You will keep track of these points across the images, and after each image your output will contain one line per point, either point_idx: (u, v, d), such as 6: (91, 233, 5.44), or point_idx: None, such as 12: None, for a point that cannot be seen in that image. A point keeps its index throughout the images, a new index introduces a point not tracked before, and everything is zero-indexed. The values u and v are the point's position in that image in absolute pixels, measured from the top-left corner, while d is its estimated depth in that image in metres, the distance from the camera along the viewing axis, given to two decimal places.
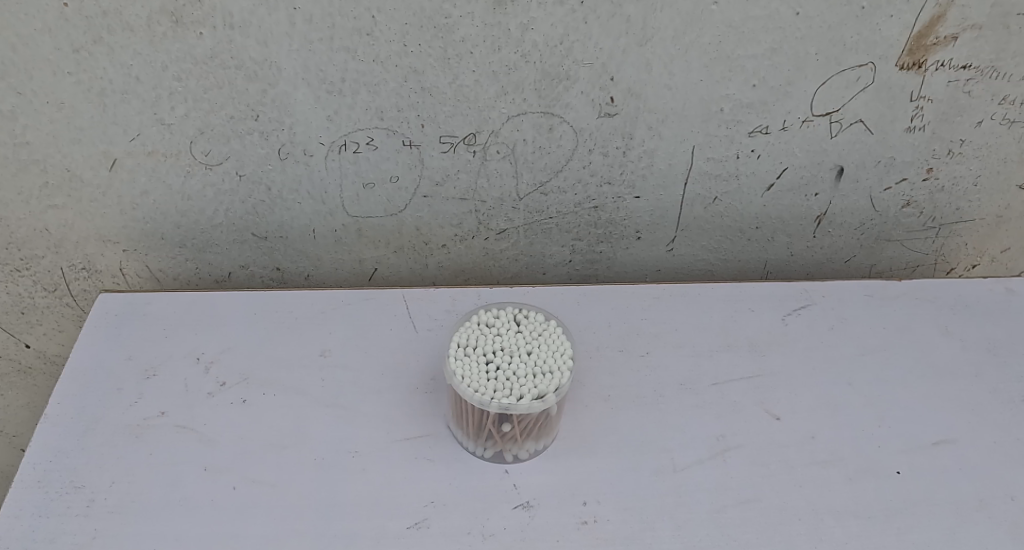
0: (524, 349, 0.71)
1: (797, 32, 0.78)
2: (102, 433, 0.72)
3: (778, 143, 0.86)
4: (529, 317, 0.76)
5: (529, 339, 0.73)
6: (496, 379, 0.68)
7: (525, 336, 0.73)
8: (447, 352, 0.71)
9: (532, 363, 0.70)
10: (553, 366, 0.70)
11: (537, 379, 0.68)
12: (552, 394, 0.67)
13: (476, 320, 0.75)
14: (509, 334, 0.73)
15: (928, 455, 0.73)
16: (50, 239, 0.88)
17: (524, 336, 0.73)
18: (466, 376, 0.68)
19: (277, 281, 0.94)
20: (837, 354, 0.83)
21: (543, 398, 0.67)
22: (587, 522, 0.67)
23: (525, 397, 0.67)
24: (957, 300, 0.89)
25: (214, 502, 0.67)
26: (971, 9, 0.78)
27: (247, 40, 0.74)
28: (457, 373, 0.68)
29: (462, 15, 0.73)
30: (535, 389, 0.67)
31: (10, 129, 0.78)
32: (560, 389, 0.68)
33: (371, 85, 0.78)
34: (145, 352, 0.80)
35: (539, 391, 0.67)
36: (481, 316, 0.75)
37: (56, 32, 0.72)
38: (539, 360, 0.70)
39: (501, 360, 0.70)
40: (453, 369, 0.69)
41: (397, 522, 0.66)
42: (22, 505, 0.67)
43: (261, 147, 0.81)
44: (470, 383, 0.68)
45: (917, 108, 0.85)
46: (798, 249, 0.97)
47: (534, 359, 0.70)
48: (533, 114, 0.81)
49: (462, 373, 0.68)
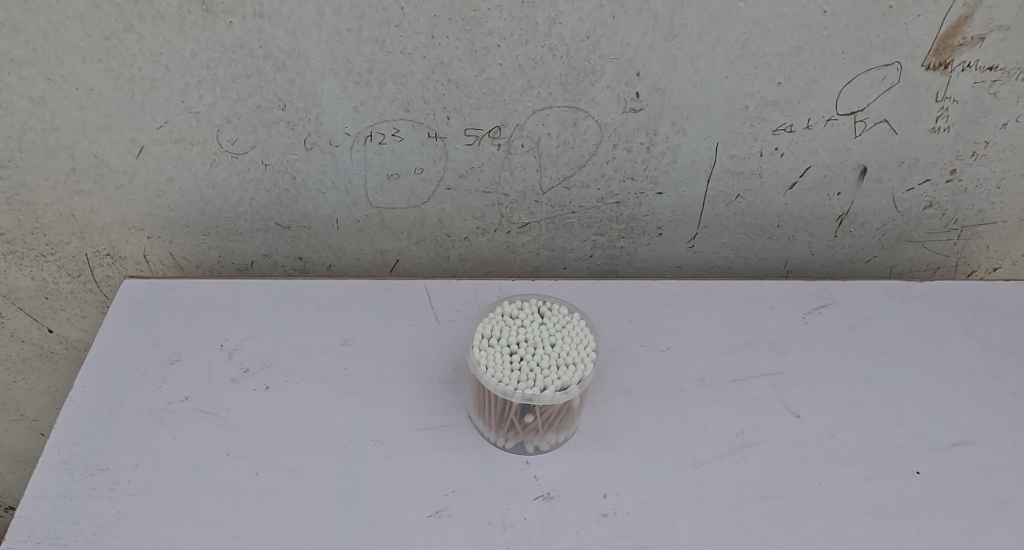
0: (548, 340, 0.72)
1: (824, 30, 0.78)
2: (126, 417, 0.73)
3: (802, 141, 0.86)
4: (552, 309, 0.76)
5: (553, 331, 0.73)
6: (519, 370, 0.69)
7: (549, 328, 0.73)
8: (471, 342, 0.72)
9: (555, 355, 0.70)
10: (576, 358, 0.70)
11: (560, 370, 0.68)
12: (575, 387, 0.68)
13: (500, 312, 0.75)
14: (533, 326, 0.73)
15: (947, 455, 0.73)
16: (76, 224, 0.89)
17: (547, 328, 0.73)
18: (490, 367, 0.69)
19: (299, 271, 0.95)
20: (856, 353, 0.83)
21: (566, 390, 0.67)
22: (606, 514, 0.67)
23: (548, 388, 0.67)
24: (978, 302, 0.89)
25: (236, 487, 0.68)
26: (998, 10, 0.77)
27: (277, 30, 0.74)
28: (480, 364, 0.69)
29: (489, 8, 0.74)
30: (558, 380, 0.68)
31: (39, 115, 0.79)
32: (582, 381, 0.68)
33: (398, 77, 0.78)
34: (168, 338, 0.80)
35: (562, 383, 0.67)
36: (505, 307, 0.75)
37: (87, 19, 0.73)
38: (563, 352, 0.70)
39: (525, 352, 0.70)
40: (476, 359, 0.69)
41: (418, 510, 0.67)
42: (47, 485, 0.67)
43: (287, 137, 0.82)
44: (494, 374, 0.68)
45: (942, 109, 0.85)
46: (819, 248, 0.97)
47: (557, 351, 0.70)
48: (558, 109, 0.81)
49: (485, 363, 0.69)
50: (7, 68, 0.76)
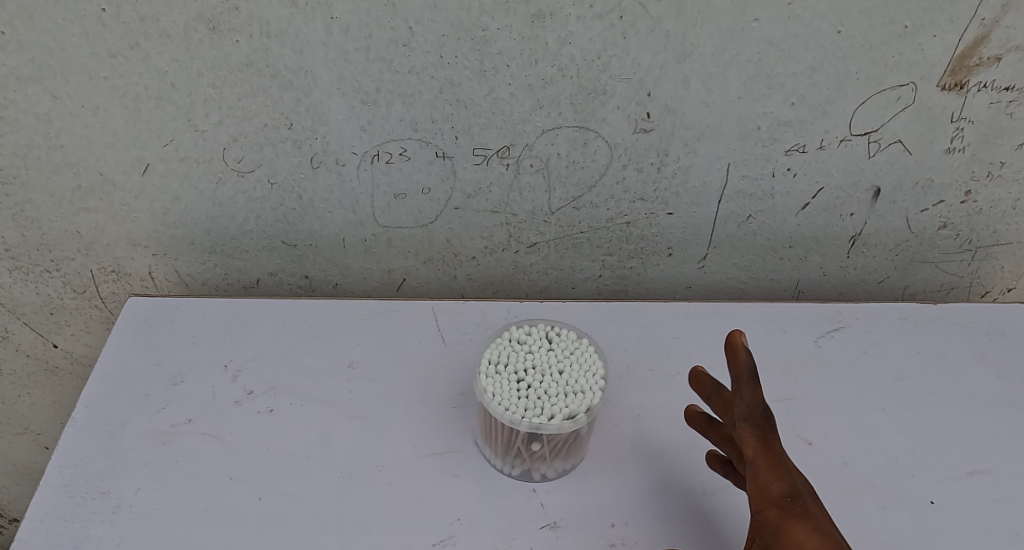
0: (555, 367, 0.71)
1: (838, 51, 0.76)
2: (129, 439, 0.72)
3: (815, 162, 0.85)
4: (560, 334, 0.75)
5: (562, 357, 0.72)
6: (526, 398, 0.68)
7: (557, 353, 0.72)
8: (478, 369, 0.71)
9: (563, 382, 0.69)
10: (584, 386, 0.69)
11: (568, 397, 0.68)
12: (583, 415, 0.66)
13: (507, 337, 0.74)
14: (541, 351, 0.73)
15: (962, 485, 0.72)
16: (81, 241, 0.88)
17: (555, 354, 0.72)
18: (494, 395, 0.68)
19: (305, 289, 0.94)
20: (869, 378, 0.81)
21: (574, 418, 0.66)
22: (614, 544, 0.66)
23: (555, 416, 0.66)
24: (993, 326, 0.88)
25: (240, 511, 0.67)
26: (1016, 31, 0.76)
27: (284, 48, 0.74)
28: (487, 391, 0.68)
29: (499, 27, 0.73)
30: (566, 409, 0.66)
31: (45, 132, 0.78)
32: (590, 409, 0.67)
33: (406, 96, 0.77)
34: (173, 358, 0.79)
35: (569, 411, 0.66)
36: (513, 332, 0.75)
37: (93, 37, 0.72)
38: (570, 380, 0.69)
39: (532, 379, 0.69)
40: (482, 387, 0.69)
41: (423, 538, 0.66)
42: (48, 508, 0.67)
43: (294, 155, 0.81)
44: (501, 402, 0.67)
45: (957, 129, 0.83)
46: (832, 269, 0.96)
47: (565, 379, 0.69)
48: (568, 128, 0.81)
49: (492, 391, 0.68)
50: (13, 85, 0.75)
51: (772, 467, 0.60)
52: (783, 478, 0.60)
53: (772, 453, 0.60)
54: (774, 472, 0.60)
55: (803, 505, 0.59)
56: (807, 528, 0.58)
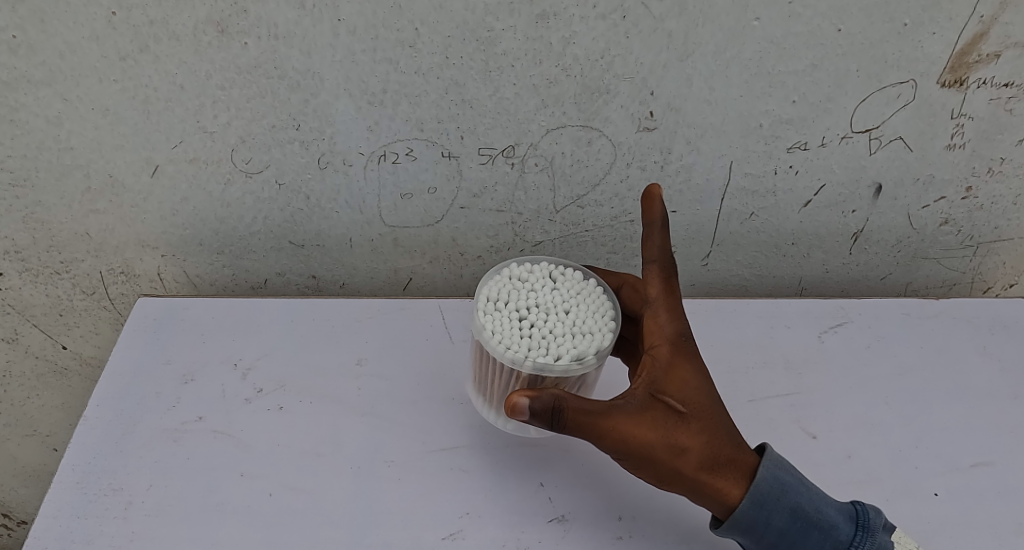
0: (560, 307, 0.70)
1: (838, 48, 0.77)
2: (141, 436, 0.73)
3: (817, 159, 0.86)
4: (562, 273, 0.75)
5: (568, 298, 0.72)
6: (532, 338, 0.67)
7: (560, 293, 0.72)
8: (481, 308, 0.70)
9: (568, 322, 0.69)
10: (590, 327, 0.69)
11: (575, 338, 0.67)
12: (590, 356, 0.66)
13: (508, 275, 0.74)
14: (546, 290, 0.72)
15: (966, 476, 0.72)
16: (90, 243, 0.89)
17: (559, 293, 0.72)
18: (495, 333, 0.67)
19: (312, 288, 0.95)
20: (873, 372, 0.82)
21: (581, 359, 0.66)
22: (621, 537, 0.67)
23: (562, 356, 0.66)
24: (995, 321, 0.88)
25: (251, 507, 0.68)
26: (1015, 27, 0.77)
27: (291, 50, 0.75)
28: (493, 331, 0.67)
29: (504, 28, 0.74)
30: (572, 349, 0.66)
31: (55, 135, 0.79)
32: (596, 349, 0.67)
33: (412, 97, 0.78)
34: (182, 357, 0.80)
35: (576, 351, 0.66)
36: (514, 271, 0.74)
37: (103, 41, 0.73)
38: (575, 321, 0.69)
39: (536, 319, 0.69)
40: (483, 324, 0.68)
41: (432, 532, 0.66)
42: (62, 505, 0.68)
43: (301, 156, 0.82)
44: (506, 342, 0.67)
45: (958, 126, 0.84)
46: (834, 266, 0.96)
47: (570, 320, 0.69)
48: (572, 128, 0.81)
49: (498, 331, 0.67)
50: (24, 89, 0.76)
51: (669, 308, 0.67)
52: (677, 320, 0.67)
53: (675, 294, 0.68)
54: (669, 312, 0.67)
55: (691, 348, 0.66)
56: (689, 370, 0.65)
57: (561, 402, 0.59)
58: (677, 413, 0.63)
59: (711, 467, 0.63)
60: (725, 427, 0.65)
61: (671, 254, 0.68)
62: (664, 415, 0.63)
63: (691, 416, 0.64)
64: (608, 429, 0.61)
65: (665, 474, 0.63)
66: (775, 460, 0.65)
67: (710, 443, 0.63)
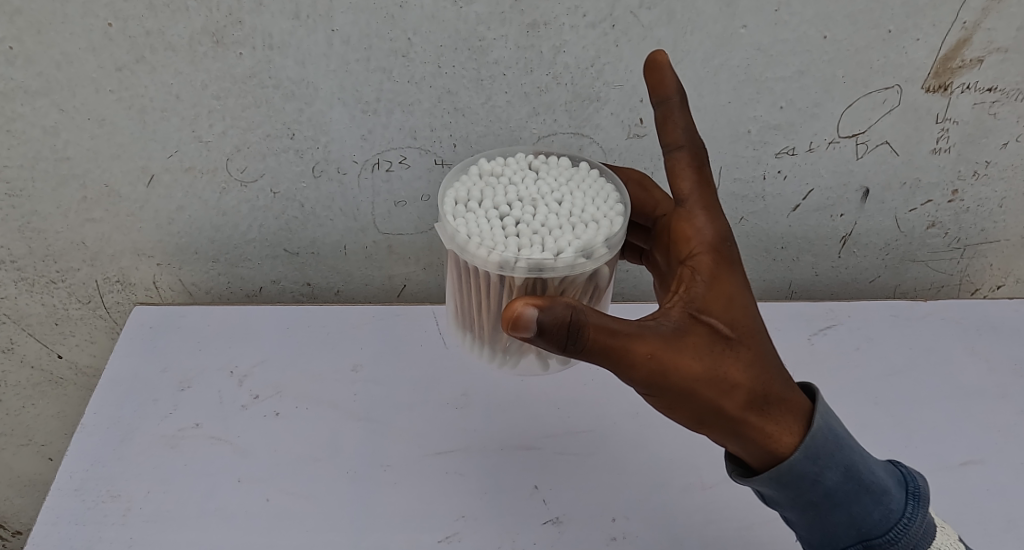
0: (546, 198, 0.66)
1: (825, 55, 0.79)
2: (138, 443, 0.73)
3: (805, 164, 0.87)
4: (540, 163, 0.71)
5: (556, 187, 0.68)
6: (524, 235, 0.63)
7: (542, 184, 0.68)
8: (458, 212, 0.65)
9: (558, 212, 0.65)
10: (582, 212, 0.65)
11: (576, 228, 0.63)
12: (595, 241, 0.63)
13: (481, 173, 0.69)
14: (529, 183, 0.68)
15: (955, 475, 0.73)
16: (86, 252, 0.89)
17: (542, 185, 0.68)
18: (485, 236, 0.63)
19: (307, 296, 0.95)
20: (863, 373, 0.83)
21: (586, 247, 0.62)
22: (616, 538, 0.68)
23: (565, 249, 0.62)
24: (983, 321, 0.89)
25: (248, 512, 0.68)
26: (997, 33, 0.79)
27: (286, 60, 0.76)
28: (482, 237, 0.63)
29: (495, 37, 0.75)
30: (572, 239, 0.63)
31: (52, 144, 0.80)
32: (596, 232, 0.64)
33: (406, 105, 0.79)
34: (180, 364, 0.81)
35: (576, 240, 0.63)
36: (485, 165, 0.69)
37: (100, 52, 0.74)
38: (566, 209, 0.65)
39: (522, 214, 0.65)
40: (471, 232, 0.63)
41: (428, 535, 0.67)
42: (61, 512, 0.68)
43: (296, 164, 0.83)
44: (500, 246, 0.62)
45: (943, 130, 0.86)
46: (824, 269, 0.98)
47: (560, 209, 0.65)
48: (563, 135, 0.83)
49: (486, 238, 0.63)
50: (20, 99, 0.77)
51: (704, 204, 0.64)
52: (715, 220, 0.64)
53: (704, 194, 0.65)
54: (704, 208, 0.64)
55: (731, 257, 0.63)
56: (733, 284, 0.61)
57: (578, 312, 0.53)
58: (724, 338, 0.59)
59: (759, 406, 0.59)
60: (772, 360, 0.61)
61: (697, 137, 0.65)
62: (709, 337, 0.58)
63: (739, 342, 0.59)
64: (648, 353, 0.56)
65: (707, 413, 0.58)
66: (826, 405, 0.62)
67: (761, 377, 0.59)
